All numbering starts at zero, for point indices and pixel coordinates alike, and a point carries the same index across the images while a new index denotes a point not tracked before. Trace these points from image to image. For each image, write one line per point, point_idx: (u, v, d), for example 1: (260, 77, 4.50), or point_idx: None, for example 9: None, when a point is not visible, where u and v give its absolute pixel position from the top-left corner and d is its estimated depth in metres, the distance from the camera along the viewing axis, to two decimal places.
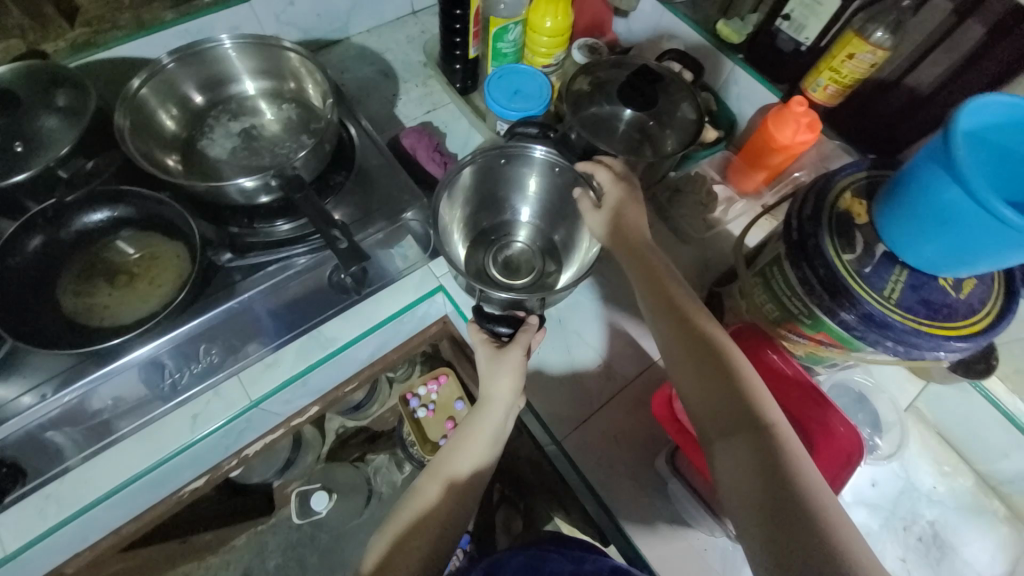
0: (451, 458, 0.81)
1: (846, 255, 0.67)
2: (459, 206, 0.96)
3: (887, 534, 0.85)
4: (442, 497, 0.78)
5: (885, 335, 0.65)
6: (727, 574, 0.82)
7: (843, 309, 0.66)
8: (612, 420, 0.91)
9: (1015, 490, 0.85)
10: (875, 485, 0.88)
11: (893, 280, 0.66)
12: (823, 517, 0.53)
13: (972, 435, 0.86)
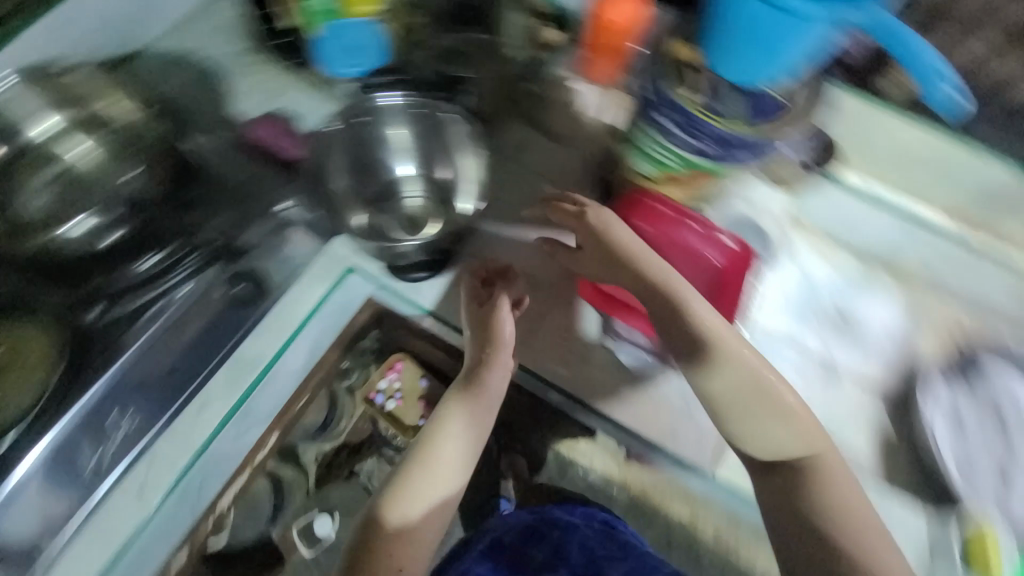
0: (440, 413, 0.76)
1: (692, 95, 0.74)
2: (339, 173, 0.87)
3: (804, 326, 0.95)
4: (433, 455, 0.73)
5: (737, 149, 0.76)
6: (692, 409, 0.81)
7: (701, 140, 0.76)
8: (555, 322, 0.86)
9: (884, 247, 0.97)
10: (780, 297, 0.96)
11: (733, 100, 0.74)
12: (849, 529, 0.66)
13: (840, 216, 0.97)
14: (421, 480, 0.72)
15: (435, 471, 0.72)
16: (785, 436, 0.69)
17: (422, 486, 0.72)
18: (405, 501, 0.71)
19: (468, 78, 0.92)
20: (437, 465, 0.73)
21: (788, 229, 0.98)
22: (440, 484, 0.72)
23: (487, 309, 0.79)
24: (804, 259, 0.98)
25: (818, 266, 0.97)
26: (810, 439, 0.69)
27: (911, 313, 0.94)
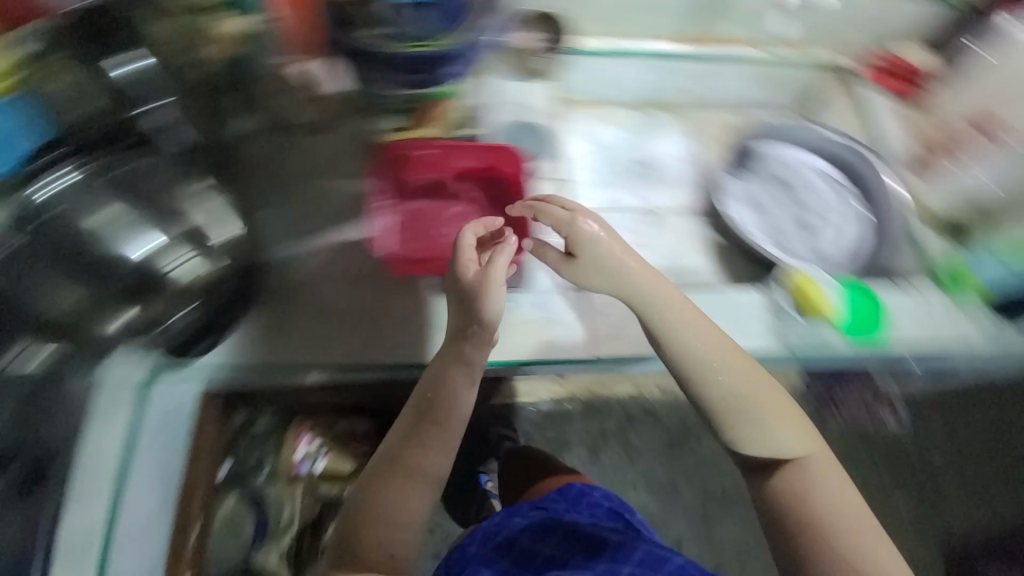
0: (425, 384, 0.71)
1: (372, 27, 0.72)
2: (55, 289, 0.61)
3: (609, 186, 1.08)
4: (415, 425, 0.71)
5: (441, 69, 0.75)
6: (551, 314, 0.83)
7: (404, 74, 0.75)
8: (396, 303, 0.79)
9: (643, 95, 1.12)
10: (588, 174, 1.08)
11: (412, 23, 0.72)
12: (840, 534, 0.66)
13: (601, 81, 1.08)
14: (404, 449, 0.71)
15: (417, 441, 0.71)
16: (773, 428, 0.69)
17: (406, 455, 0.71)
18: (388, 475, 0.71)
19: (166, 101, 0.65)
20: (418, 437, 0.71)
21: (567, 113, 1.09)
22: (421, 453, 0.71)
23: (472, 271, 0.69)
24: (594, 131, 1.11)
25: (608, 131, 1.11)
26: (802, 441, 0.70)
27: (687, 138, 1.14)
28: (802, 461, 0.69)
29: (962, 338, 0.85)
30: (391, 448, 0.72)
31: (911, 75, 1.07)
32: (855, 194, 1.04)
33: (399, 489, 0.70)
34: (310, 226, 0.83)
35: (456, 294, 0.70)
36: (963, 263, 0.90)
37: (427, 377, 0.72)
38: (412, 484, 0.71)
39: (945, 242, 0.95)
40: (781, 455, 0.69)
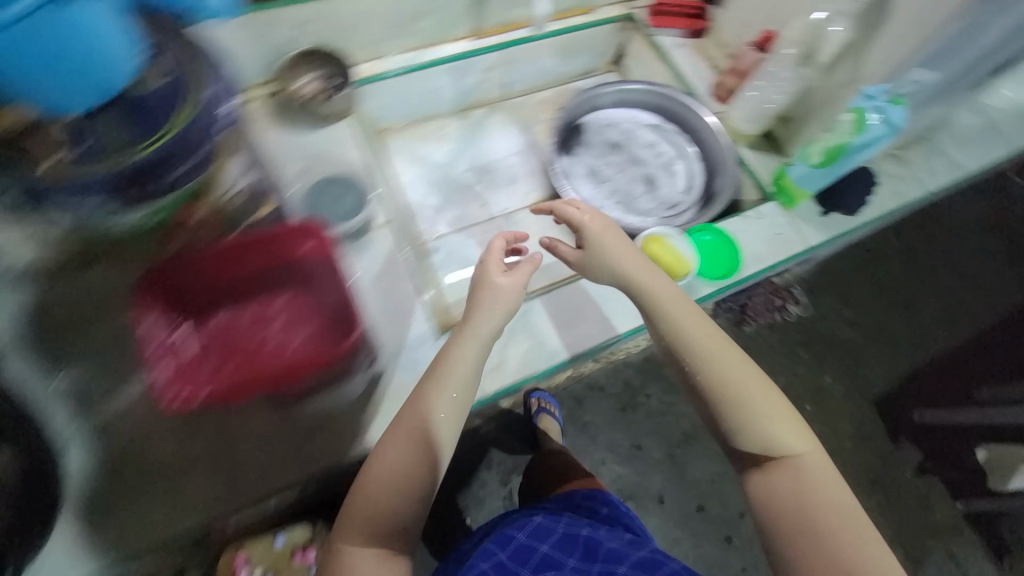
0: (454, 357, 0.63)
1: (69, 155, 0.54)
2: None
3: (459, 202, 1.04)
4: (428, 412, 0.61)
5: (184, 164, 0.59)
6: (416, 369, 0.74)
7: (150, 183, 0.58)
8: (248, 428, 0.69)
9: (460, 102, 1.12)
10: (426, 198, 1.03)
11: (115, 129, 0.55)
12: (834, 526, 0.58)
13: (411, 102, 1.06)
14: (411, 430, 0.60)
15: (432, 418, 0.61)
16: (767, 421, 0.62)
17: (413, 431, 0.60)
18: (384, 465, 0.60)
19: None
20: (435, 413, 0.61)
21: (383, 141, 1.07)
22: (434, 437, 0.60)
23: (498, 277, 0.68)
24: (421, 152, 1.07)
25: (435, 148, 1.08)
26: (796, 437, 0.62)
27: (515, 130, 1.14)
28: (789, 462, 0.62)
29: (800, 239, 0.93)
30: (394, 430, 0.61)
31: (696, 11, 1.10)
32: (674, 130, 1.08)
33: (405, 456, 0.59)
34: (107, 389, 0.67)
35: (476, 303, 0.66)
36: (787, 175, 0.91)
37: (456, 355, 0.63)
38: (418, 470, 0.60)
39: (765, 157, 1.00)
40: (778, 448, 0.62)
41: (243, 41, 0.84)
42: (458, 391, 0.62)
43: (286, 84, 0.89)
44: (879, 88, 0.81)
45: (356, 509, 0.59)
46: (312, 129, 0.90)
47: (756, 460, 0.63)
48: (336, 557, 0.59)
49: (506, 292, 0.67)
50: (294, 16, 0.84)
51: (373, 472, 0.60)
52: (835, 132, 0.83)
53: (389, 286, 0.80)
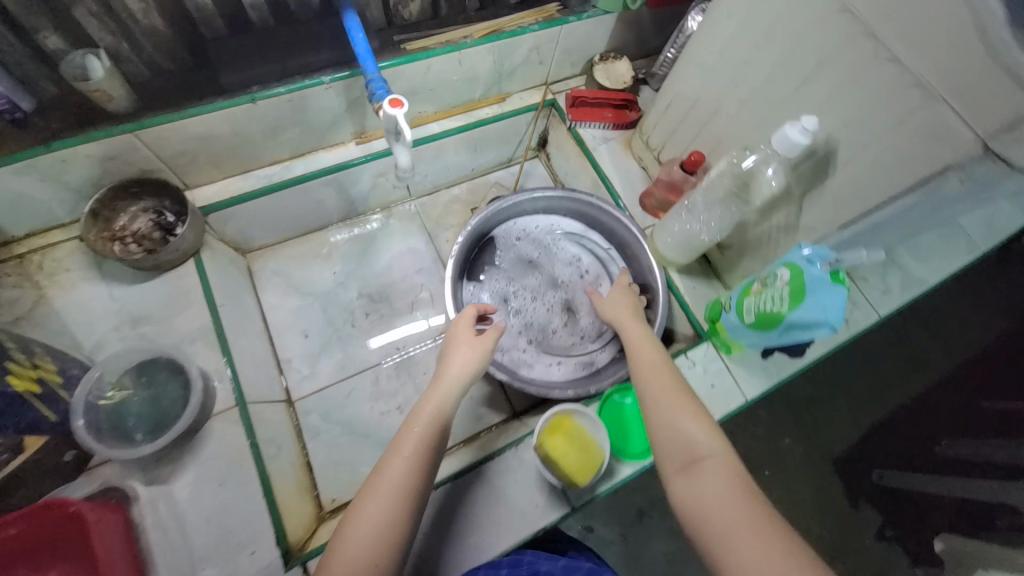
0: (432, 410, 0.56)
1: None
2: None
3: (351, 340, 0.88)
4: (418, 455, 0.51)
5: None
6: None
7: None
8: None
9: (348, 210, 0.95)
10: (302, 342, 0.87)
11: None
12: (731, 528, 0.45)
13: (285, 218, 0.89)
14: (406, 471, 0.50)
15: (418, 464, 0.51)
16: (679, 421, 0.55)
17: (402, 473, 0.50)
18: (374, 508, 0.47)
19: None
20: (424, 456, 0.52)
21: (253, 266, 0.91)
22: (423, 485, 0.50)
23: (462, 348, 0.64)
24: (299, 279, 0.91)
25: (318, 271, 0.93)
26: (707, 437, 0.53)
27: (416, 241, 0.99)
28: (702, 464, 0.51)
29: (734, 391, 0.78)
30: (382, 472, 0.50)
31: (624, 101, 0.95)
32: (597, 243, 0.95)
33: (392, 510, 0.47)
34: None
35: (450, 363, 0.62)
36: (720, 317, 0.78)
37: (436, 407, 0.56)
38: (405, 514, 0.48)
39: (698, 284, 0.86)
40: (683, 448, 0.53)
41: (22, 184, 0.65)
42: (441, 442, 0.54)
43: (98, 225, 0.72)
44: (822, 252, 0.62)
45: (338, 557, 0.45)
46: (133, 282, 0.74)
47: (672, 467, 0.53)
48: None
49: (472, 351, 0.64)
50: (88, 152, 0.66)
51: (356, 519, 0.47)
52: (766, 289, 0.68)
53: (230, 497, 0.63)
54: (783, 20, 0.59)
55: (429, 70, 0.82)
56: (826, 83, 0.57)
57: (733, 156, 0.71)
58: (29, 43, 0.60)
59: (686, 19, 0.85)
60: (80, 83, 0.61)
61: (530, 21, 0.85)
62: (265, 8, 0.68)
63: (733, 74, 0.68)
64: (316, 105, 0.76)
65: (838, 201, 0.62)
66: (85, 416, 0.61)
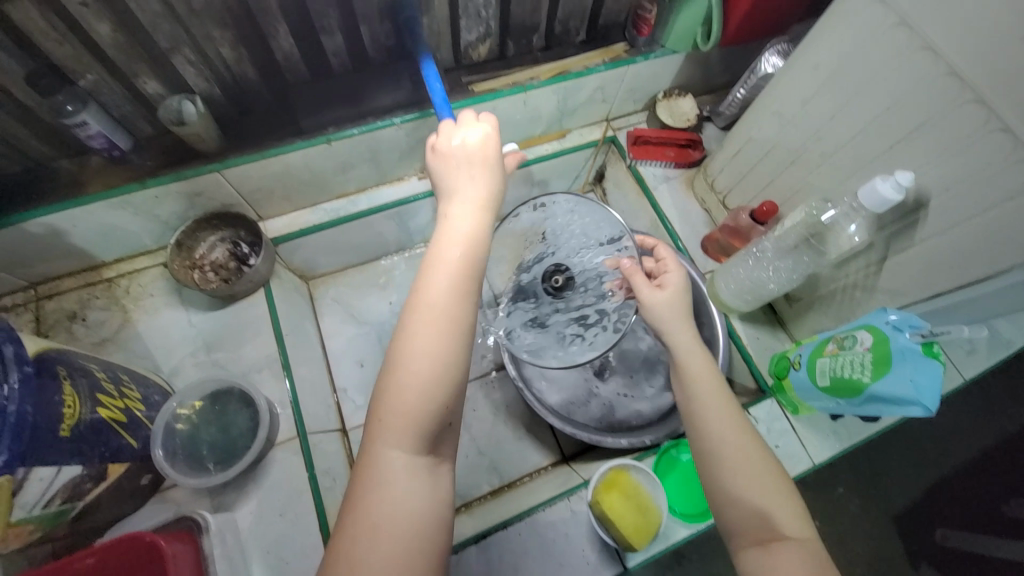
0: (453, 236, 0.47)
1: None
2: None
3: None
4: (457, 288, 0.45)
5: None
6: None
7: None
8: None
9: (407, 241, 0.98)
10: (358, 372, 0.90)
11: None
12: None
13: (348, 248, 0.92)
14: (450, 306, 0.44)
15: (458, 289, 0.45)
16: (750, 489, 0.49)
17: (443, 302, 0.44)
18: (422, 348, 0.42)
19: None
20: (461, 288, 0.45)
21: (315, 293, 0.95)
22: (463, 314, 0.44)
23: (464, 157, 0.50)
24: (357, 308, 0.95)
25: (374, 301, 0.96)
26: (783, 516, 0.48)
27: None
28: (781, 546, 0.46)
29: (800, 455, 0.74)
30: (422, 303, 0.44)
31: (687, 141, 0.93)
32: (624, 253, 0.70)
33: (443, 339, 0.43)
34: None
35: (465, 171, 0.50)
36: (788, 374, 0.74)
37: (455, 232, 0.47)
38: (454, 341, 0.43)
39: (762, 333, 0.82)
40: (755, 523, 0.48)
41: (115, 217, 0.70)
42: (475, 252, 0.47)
43: (182, 255, 0.77)
44: (912, 321, 0.58)
45: (397, 396, 0.42)
46: (210, 310, 0.78)
47: (743, 539, 0.49)
48: (369, 454, 0.42)
49: (483, 167, 0.51)
50: (177, 189, 0.70)
51: (410, 354, 0.42)
52: (843, 352, 0.64)
53: (287, 530, 0.65)
54: (881, 74, 0.56)
55: (494, 110, 0.83)
56: (927, 143, 0.54)
57: (811, 207, 0.67)
58: (137, 92, 0.65)
59: (761, 60, 0.81)
60: (177, 126, 0.65)
61: (597, 61, 0.84)
62: (345, 54, 0.71)
63: (816, 125, 0.65)
64: (384, 144, 0.78)
65: (929, 266, 0.58)
66: (162, 444, 0.64)
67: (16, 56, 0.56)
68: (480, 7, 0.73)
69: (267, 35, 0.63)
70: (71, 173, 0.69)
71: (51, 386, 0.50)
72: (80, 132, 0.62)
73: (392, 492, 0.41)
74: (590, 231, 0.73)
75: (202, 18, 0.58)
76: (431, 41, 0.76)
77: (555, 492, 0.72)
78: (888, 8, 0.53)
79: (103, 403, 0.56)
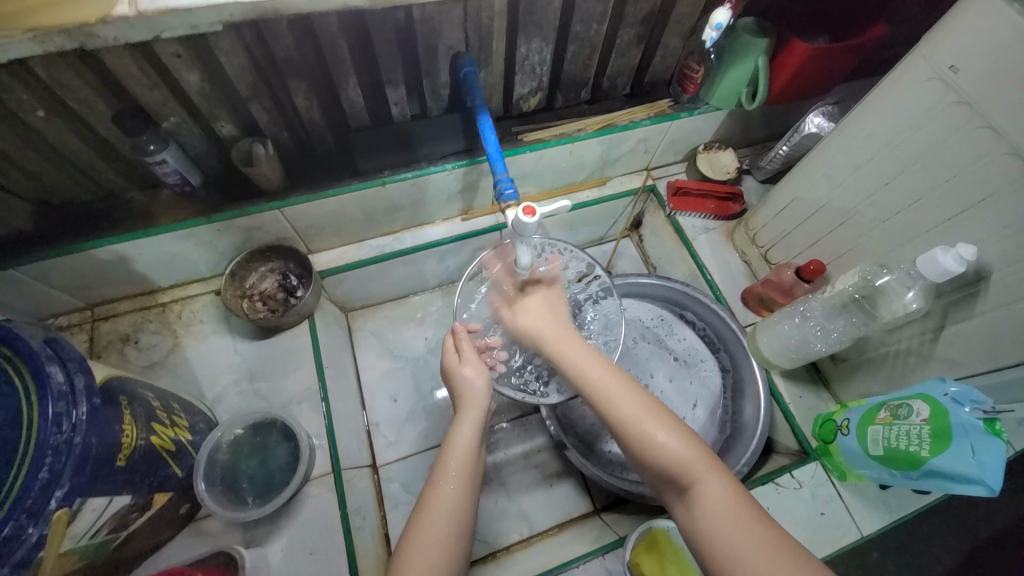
0: (460, 440, 0.56)
1: None
2: None
3: (435, 408, 0.90)
4: (456, 489, 0.53)
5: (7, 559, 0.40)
6: None
7: None
8: None
9: (444, 278, 1.00)
10: (390, 407, 0.90)
11: None
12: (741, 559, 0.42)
13: (389, 283, 0.95)
14: (446, 504, 0.51)
15: (459, 493, 0.53)
16: (655, 434, 0.49)
17: (449, 506, 0.51)
18: (421, 548, 0.48)
19: None
20: (463, 488, 0.53)
21: (353, 325, 0.97)
22: (462, 514, 0.52)
23: (466, 371, 0.61)
24: (392, 342, 0.96)
25: (410, 336, 0.97)
26: (692, 457, 0.48)
27: None
28: (701, 492, 0.46)
29: (848, 525, 0.70)
30: (430, 505, 0.51)
31: (727, 195, 0.94)
32: (593, 283, 0.83)
33: (444, 539, 0.49)
34: None
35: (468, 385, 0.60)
36: (835, 439, 0.71)
37: (463, 433, 0.57)
38: (455, 545, 0.50)
39: (804, 392, 0.80)
40: (674, 472, 0.48)
41: (178, 247, 0.73)
42: (472, 456, 0.56)
43: (234, 285, 0.80)
44: (972, 395, 0.55)
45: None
46: (257, 339, 0.81)
47: (672, 493, 0.49)
48: None
49: (476, 367, 0.61)
50: (238, 223, 0.73)
51: (411, 544, 0.49)
52: (897, 422, 0.61)
53: (319, 570, 0.63)
54: (942, 145, 0.56)
55: (541, 158, 0.85)
56: (990, 217, 0.54)
57: (865, 270, 0.67)
58: (213, 134, 0.69)
59: (805, 120, 0.83)
60: (247, 167, 0.69)
61: (642, 116, 0.87)
62: (406, 104, 0.75)
63: (869, 190, 0.66)
64: (434, 187, 0.81)
65: (991, 339, 0.57)
66: (204, 476, 0.65)
67: (108, 98, 0.60)
68: (535, 64, 0.76)
69: (337, 86, 0.68)
70: (142, 203, 0.73)
71: (116, 415, 0.51)
72: (158, 168, 0.66)
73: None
74: (559, 270, 0.83)
75: (282, 71, 0.63)
76: (485, 93, 0.79)
77: (590, 548, 0.70)
78: (947, 85, 0.54)
79: (156, 431, 0.58)
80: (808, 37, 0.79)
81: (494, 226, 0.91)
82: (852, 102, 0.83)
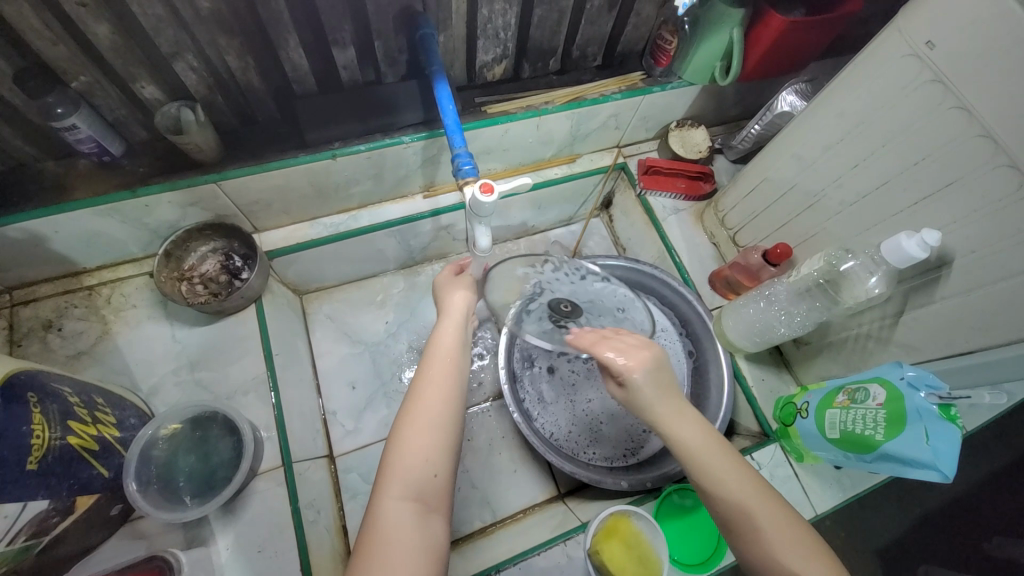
0: (446, 338, 0.56)
1: None
2: None
3: (394, 396, 0.87)
4: (445, 380, 0.52)
5: None
6: None
7: None
8: None
9: (405, 259, 0.95)
10: (349, 394, 0.86)
11: None
12: None
13: (348, 263, 0.89)
14: (440, 392, 0.51)
15: (451, 386, 0.52)
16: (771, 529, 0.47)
17: (440, 393, 0.51)
18: (421, 432, 0.49)
19: None
20: (455, 381, 0.53)
21: (307, 309, 0.91)
22: (456, 397, 0.52)
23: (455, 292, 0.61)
24: (350, 326, 0.91)
25: (370, 320, 0.92)
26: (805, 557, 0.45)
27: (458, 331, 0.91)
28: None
29: (803, 503, 0.71)
30: (424, 395, 0.51)
31: (699, 173, 0.91)
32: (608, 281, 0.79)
33: (441, 418, 0.50)
34: None
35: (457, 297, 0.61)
36: (794, 421, 0.71)
37: (448, 335, 0.57)
38: (449, 425, 0.50)
39: (765, 374, 0.81)
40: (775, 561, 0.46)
41: (102, 225, 0.66)
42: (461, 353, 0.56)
43: (171, 266, 0.73)
44: (928, 380, 0.55)
45: (397, 466, 0.47)
46: (199, 325, 0.75)
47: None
48: (372, 522, 0.45)
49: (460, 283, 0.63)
50: (170, 199, 0.66)
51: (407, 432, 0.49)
52: (854, 406, 0.61)
53: (267, 567, 0.60)
54: (912, 128, 0.55)
55: (506, 132, 0.80)
56: (955, 201, 0.53)
57: (830, 255, 0.66)
58: (134, 98, 0.62)
59: (777, 98, 0.80)
60: (175, 135, 0.62)
61: (613, 89, 0.83)
62: (356, 68, 0.68)
63: (839, 170, 0.64)
64: (391, 162, 0.75)
65: (949, 325, 0.57)
66: (136, 476, 0.60)
67: (4, 54, 0.52)
68: (499, 28, 0.71)
69: (277, 46, 0.61)
70: (56, 175, 0.65)
71: (19, 415, 0.46)
72: (68, 135, 0.58)
73: (393, 552, 0.43)
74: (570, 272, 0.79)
75: (210, 25, 0.56)
76: (445, 59, 0.73)
77: (552, 534, 0.69)
78: (922, 63, 0.52)
79: (75, 430, 0.53)
80: (784, 9, 0.75)
81: (458, 204, 0.86)
82: (825, 80, 0.80)
